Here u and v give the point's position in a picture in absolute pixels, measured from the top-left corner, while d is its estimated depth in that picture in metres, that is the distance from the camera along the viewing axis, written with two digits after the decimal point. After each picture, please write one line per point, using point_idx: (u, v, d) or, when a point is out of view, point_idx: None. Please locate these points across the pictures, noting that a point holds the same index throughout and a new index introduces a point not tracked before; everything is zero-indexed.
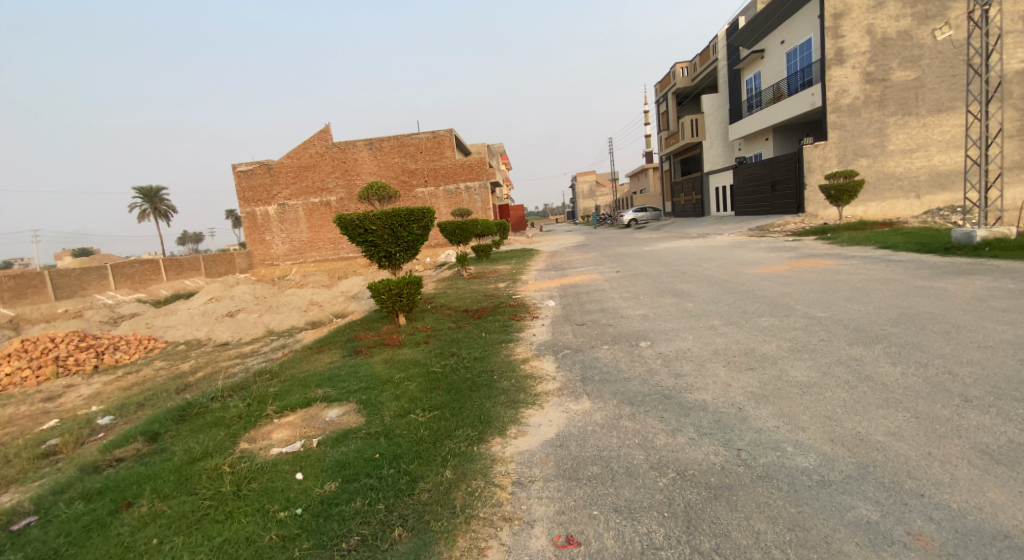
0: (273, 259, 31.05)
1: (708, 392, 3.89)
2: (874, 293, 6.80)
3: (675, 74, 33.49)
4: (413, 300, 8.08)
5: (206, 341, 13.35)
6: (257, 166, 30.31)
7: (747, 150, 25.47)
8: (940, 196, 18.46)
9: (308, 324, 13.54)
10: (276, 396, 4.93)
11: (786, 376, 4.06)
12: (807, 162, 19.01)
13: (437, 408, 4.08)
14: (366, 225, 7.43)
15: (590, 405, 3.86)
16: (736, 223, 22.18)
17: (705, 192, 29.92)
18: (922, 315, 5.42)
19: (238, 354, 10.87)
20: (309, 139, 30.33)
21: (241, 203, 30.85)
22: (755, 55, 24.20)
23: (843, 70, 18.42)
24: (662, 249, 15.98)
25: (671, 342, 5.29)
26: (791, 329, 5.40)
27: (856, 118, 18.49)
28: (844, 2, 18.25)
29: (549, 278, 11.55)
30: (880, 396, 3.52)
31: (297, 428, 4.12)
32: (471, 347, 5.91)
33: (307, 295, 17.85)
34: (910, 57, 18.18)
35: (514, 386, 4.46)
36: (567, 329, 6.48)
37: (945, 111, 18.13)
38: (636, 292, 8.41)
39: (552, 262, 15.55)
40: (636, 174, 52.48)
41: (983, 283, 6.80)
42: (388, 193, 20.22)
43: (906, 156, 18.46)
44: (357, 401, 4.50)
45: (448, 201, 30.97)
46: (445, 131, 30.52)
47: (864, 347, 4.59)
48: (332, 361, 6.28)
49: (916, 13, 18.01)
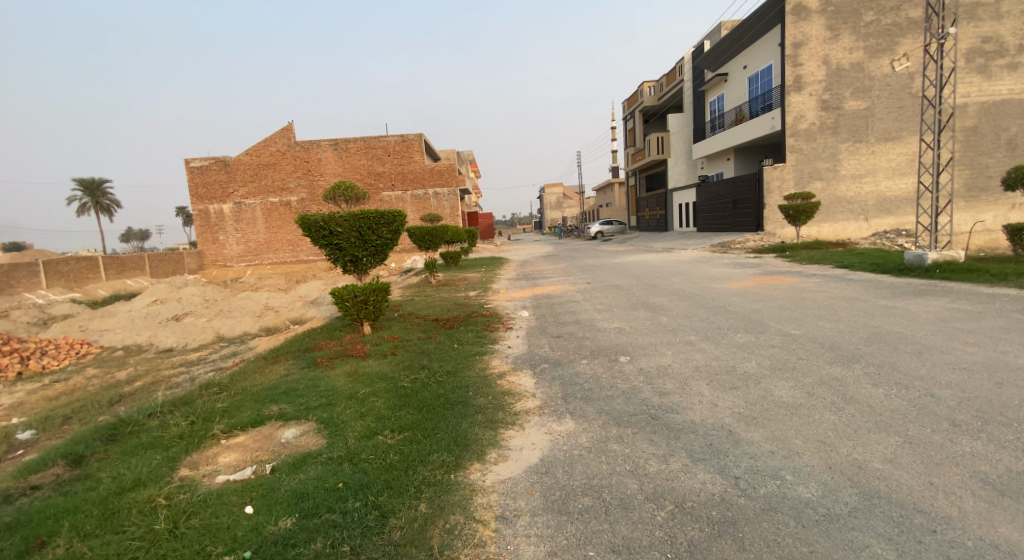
0: (226, 260, 29.61)
1: (695, 413, 3.71)
2: (841, 311, 6.88)
3: (642, 92, 34.18)
4: (380, 308, 7.68)
5: (147, 346, 12.39)
6: (212, 162, 28.95)
7: (710, 169, 26.14)
8: (886, 220, 19.40)
9: (262, 331, 12.79)
10: (225, 413, 4.47)
11: (773, 397, 3.93)
12: (768, 182, 19.61)
13: (408, 428, 3.74)
14: (331, 227, 7.00)
15: (573, 426, 3.63)
16: (698, 238, 22.66)
17: (669, 207, 30.53)
18: (892, 335, 5.44)
19: (183, 362, 10.09)
20: (270, 137, 29.20)
21: (193, 200, 29.31)
22: (718, 77, 24.93)
23: (801, 96, 19.15)
24: (630, 262, 16.03)
25: (650, 358, 5.12)
26: (768, 346, 5.32)
27: (813, 143, 19.24)
28: (803, 32, 19.00)
29: (520, 287, 11.29)
30: (870, 419, 3.42)
31: (247, 450, 3.70)
32: (442, 360, 5.58)
33: (262, 299, 16.97)
34: (862, 88, 19.08)
35: (491, 404, 4.17)
36: (542, 341, 6.25)
37: (893, 140, 19.10)
38: (609, 305, 8.26)
39: (521, 272, 15.34)
40: (602, 187, 53.23)
41: (941, 305, 6.98)
42: (354, 194, 19.55)
43: (858, 181, 19.31)
44: (317, 419, 4.11)
45: (415, 206, 30.40)
46: (413, 136, 30.06)
47: (843, 366, 4.53)
48: (289, 373, 5.82)
49: (868, 47, 18.95)
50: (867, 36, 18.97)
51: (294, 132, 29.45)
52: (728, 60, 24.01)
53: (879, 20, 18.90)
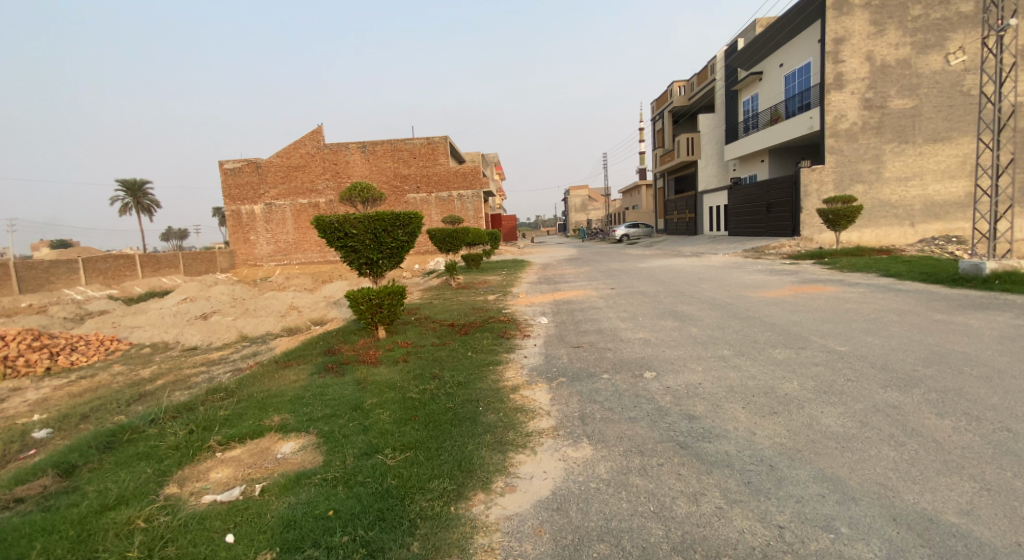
0: (256, 260, 30.18)
1: (730, 442, 3.31)
2: (891, 326, 6.30)
3: (672, 93, 33.38)
4: (395, 312, 7.44)
5: (173, 344, 12.49)
6: (245, 164, 29.57)
7: (743, 171, 25.23)
8: (934, 226, 18.28)
9: (283, 331, 12.76)
10: (225, 422, 4.25)
11: (820, 426, 3.50)
12: (805, 185, 18.73)
13: (410, 447, 3.44)
14: (346, 229, 6.80)
15: (593, 453, 3.27)
16: (730, 243, 21.89)
17: (699, 211, 29.67)
18: (954, 356, 4.88)
19: (204, 361, 10.08)
20: (300, 139, 29.64)
21: (226, 201, 29.98)
22: (753, 76, 24.06)
23: (842, 95, 18.24)
24: (657, 267, 15.50)
25: (678, 375, 4.69)
26: (811, 365, 4.84)
27: (854, 144, 18.29)
28: (845, 27, 18.08)
29: (540, 292, 10.91)
30: (937, 458, 2.97)
31: (240, 466, 3.45)
32: (454, 370, 5.26)
33: (287, 299, 17.07)
34: (908, 85, 18.05)
35: (501, 422, 3.84)
36: (561, 351, 5.89)
37: (942, 141, 17.99)
38: (634, 312, 7.83)
39: (544, 275, 14.98)
40: (629, 190, 52.36)
41: (1004, 321, 6.31)
42: (372, 195, 19.75)
43: (903, 184, 18.29)
44: (317, 433, 3.85)
45: (440, 208, 30.33)
46: (439, 138, 30.01)
47: (900, 392, 4.03)
48: (298, 379, 5.61)
49: (915, 43, 17.93)
50: (915, 31, 17.93)
51: (323, 134, 29.81)
52: (764, 58, 23.14)
53: (927, 14, 17.84)
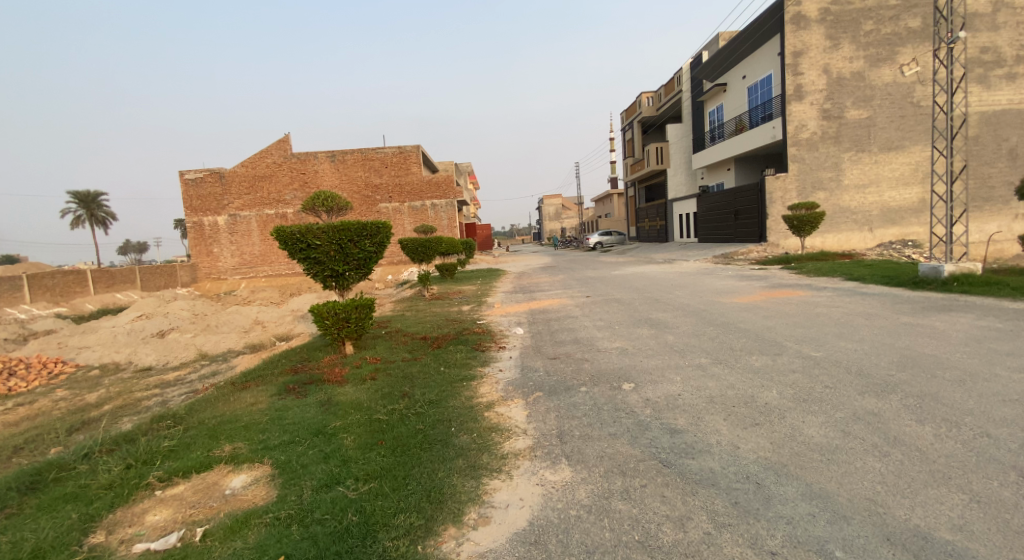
0: (219, 273, 29.08)
1: (713, 458, 3.16)
2: (861, 330, 6.34)
3: (641, 104, 33.91)
4: (363, 326, 7.12)
5: (125, 364, 11.76)
6: (207, 174, 28.61)
7: (710, 179, 25.71)
8: (891, 230, 18.93)
9: (246, 348, 12.19)
10: (170, 454, 3.90)
11: (803, 437, 3.39)
12: (770, 193, 19.15)
13: (375, 477, 3.18)
14: (309, 240, 6.47)
15: (572, 475, 3.07)
16: (700, 249, 22.20)
17: (669, 218, 30.10)
18: (924, 359, 4.88)
19: (158, 383, 9.49)
20: (266, 149, 28.87)
21: (188, 212, 28.89)
22: (717, 88, 24.63)
23: (802, 105, 18.80)
24: (631, 274, 15.50)
25: (657, 386, 4.55)
26: (788, 372, 4.77)
27: (815, 152, 18.83)
28: (803, 41, 18.66)
29: (516, 301, 10.71)
30: (923, 469, 2.88)
31: (182, 505, 3.13)
32: (425, 387, 5.00)
33: (251, 313, 16.41)
34: (863, 97, 18.72)
35: (474, 444, 3.62)
36: (537, 363, 5.70)
37: (895, 150, 18.68)
38: (610, 321, 7.72)
39: (519, 284, 14.80)
40: (601, 199, 52.86)
41: (967, 323, 6.41)
42: (337, 205, 19.23)
43: (861, 191, 18.90)
44: (272, 463, 3.55)
45: (412, 217, 29.85)
46: (411, 147, 29.66)
47: (878, 398, 3.97)
48: (256, 402, 5.27)
49: (868, 56, 18.61)
50: (868, 45, 18.62)
51: (290, 143, 29.10)
52: (727, 70, 23.72)
53: (878, 29, 18.56)
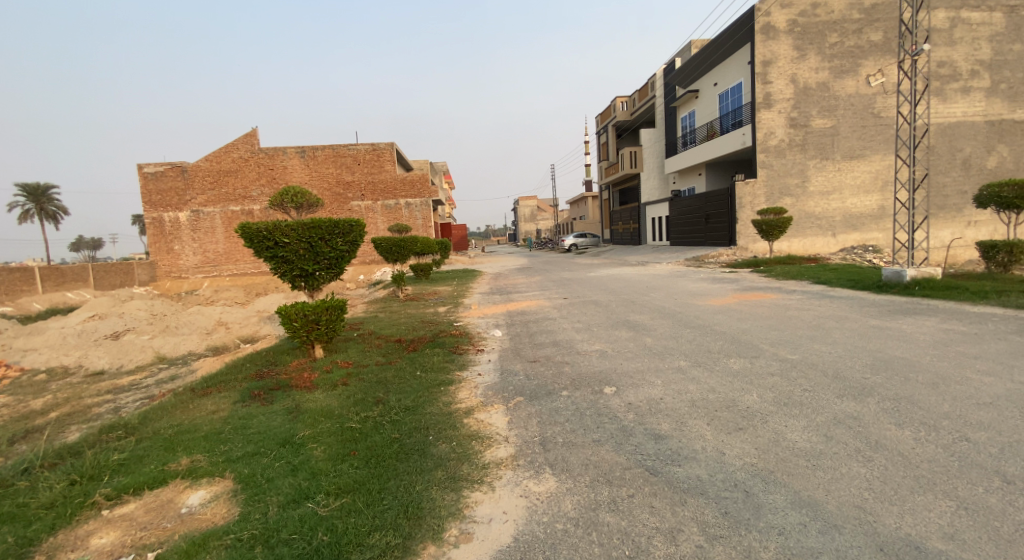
0: (180, 272, 27.96)
1: (700, 466, 3.08)
2: (833, 333, 6.44)
3: (615, 108, 34.20)
4: (334, 328, 6.86)
5: (75, 368, 11.10)
6: (169, 168, 27.49)
7: (682, 183, 26.11)
8: (852, 236, 19.57)
9: (208, 351, 11.67)
10: (121, 469, 3.73)
11: (787, 442, 3.35)
12: (739, 198, 19.55)
13: (347, 491, 3.06)
14: (276, 238, 6.20)
15: (556, 485, 2.96)
16: (671, 252, 22.50)
17: (642, 221, 30.47)
18: (897, 362, 4.95)
19: (111, 388, 8.96)
20: (232, 143, 27.90)
21: (146, 207, 27.69)
22: (690, 94, 25.03)
23: (770, 113, 19.24)
24: (606, 276, 15.54)
25: (638, 390, 4.47)
26: (767, 375, 4.76)
27: (782, 159, 19.30)
28: (772, 51, 19.10)
29: (492, 303, 10.56)
30: (907, 474, 2.87)
31: (132, 527, 2.99)
32: (400, 393, 4.82)
33: (214, 314, 15.76)
34: (827, 107, 19.29)
35: (453, 452, 3.49)
36: (516, 367, 5.56)
37: (857, 158, 19.32)
38: (588, 323, 7.65)
39: (496, 285, 14.65)
40: (576, 201, 53.17)
41: (932, 327, 6.58)
42: (306, 201, 18.69)
43: (825, 198, 19.48)
44: (233, 479, 3.41)
45: (385, 217, 29.32)
46: (384, 145, 29.15)
47: (856, 401, 3.98)
48: (218, 409, 5.02)
49: (833, 67, 19.17)
50: (833, 56, 19.18)
51: (258, 138, 28.21)
52: (699, 77, 24.13)
53: (842, 41, 19.15)
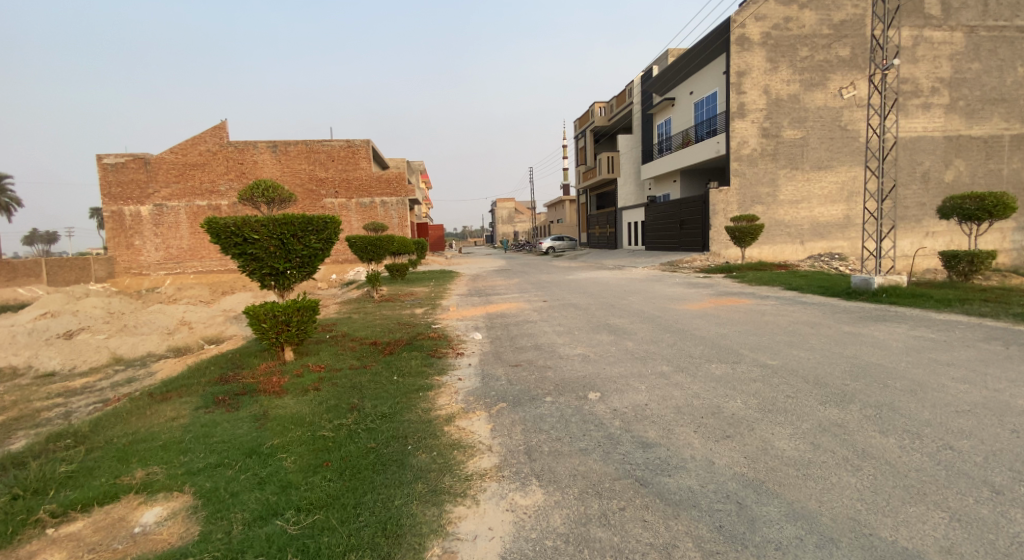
0: (141, 268, 26.80)
1: (691, 475, 2.99)
2: (810, 338, 6.51)
3: (593, 113, 34.40)
4: (305, 330, 6.57)
5: (24, 369, 10.42)
6: (130, 159, 26.36)
7: (657, 189, 26.41)
8: (820, 244, 20.11)
9: (170, 352, 11.12)
10: (68, 482, 3.45)
11: (775, 450, 3.28)
12: (713, 205, 19.87)
13: (320, 507, 2.90)
14: (245, 234, 5.90)
15: (544, 497, 2.84)
16: (646, 257, 22.72)
17: (618, 225, 30.72)
18: (875, 369, 4.98)
19: (63, 391, 8.42)
20: (199, 135, 26.92)
21: (105, 200, 26.48)
22: (666, 101, 25.36)
23: (744, 123, 19.62)
24: (583, 279, 15.53)
25: (622, 395, 4.38)
26: (749, 381, 4.71)
27: (754, 168, 19.70)
28: (746, 62, 19.49)
29: (470, 305, 10.37)
30: (897, 484, 2.83)
31: (79, 550, 2.75)
32: (376, 399, 4.61)
33: (177, 313, 15.10)
34: (798, 118, 19.78)
35: (433, 462, 3.33)
36: (498, 371, 5.41)
37: (825, 169, 19.86)
38: (569, 326, 7.57)
39: (473, 286, 14.48)
40: (553, 204, 53.38)
41: (904, 333, 6.70)
42: (277, 195, 18.09)
43: (794, 206, 19.96)
44: (194, 493, 3.19)
45: (360, 215, 28.77)
46: (360, 142, 28.62)
47: (839, 408, 3.97)
48: (177, 416, 4.72)
49: (804, 80, 19.67)
50: (804, 69, 19.66)
51: (227, 131, 27.30)
52: (675, 85, 24.46)
53: (813, 55, 19.68)
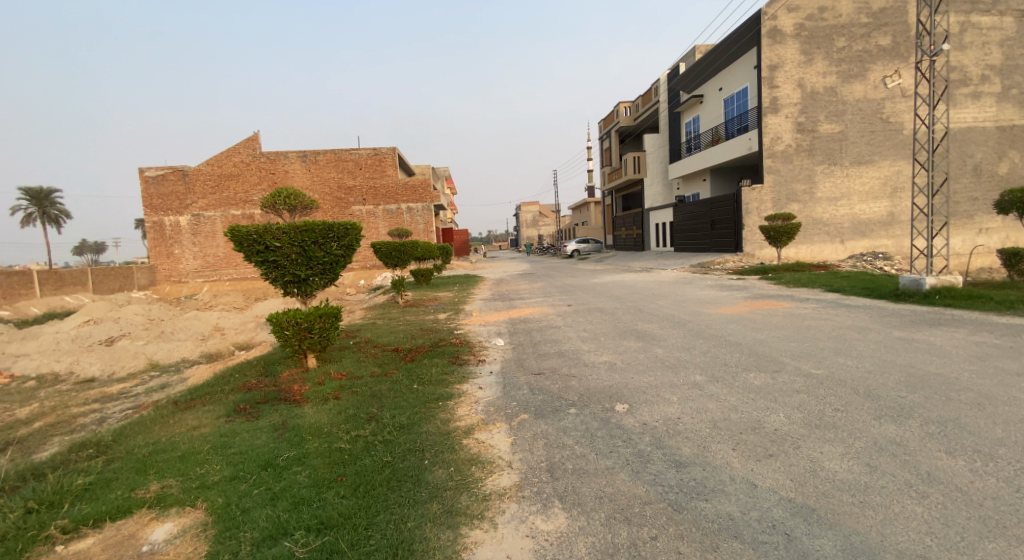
0: (180, 276, 27.71)
1: (730, 501, 2.71)
2: (857, 345, 6.04)
3: (618, 113, 33.88)
4: (327, 337, 6.50)
5: (65, 375, 10.77)
6: (170, 171, 27.30)
7: (687, 189, 25.74)
8: (862, 243, 19.16)
9: (202, 358, 11.33)
10: (84, 495, 3.40)
11: (825, 472, 2.95)
12: (746, 204, 19.19)
13: (330, 526, 2.74)
14: (267, 241, 5.87)
15: (568, 522, 2.61)
16: (676, 259, 22.15)
17: (646, 227, 30.13)
18: (934, 380, 4.54)
19: (99, 396, 8.61)
20: (233, 147, 27.71)
21: (147, 211, 27.47)
22: (694, 99, 24.73)
23: (777, 118, 18.90)
24: (610, 282, 15.18)
25: (652, 408, 4.10)
26: (792, 392, 4.35)
27: (789, 164, 18.94)
28: (779, 55, 18.79)
29: (493, 310, 10.19)
30: (971, 515, 2.49)
31: None
32: (395, 408, 4.46)
33: (211, 319, 15.47)
34: (835, 111, 18.91)
35: (450, 479, 3.14)
36: (520, 380, 5.18)
37: (866, 164, 18.93)
38: (594, 332, 7.30)
39: (497, 291, 14.32)
40: (578, 207, 52.97)
41: (964, 339, 6.17)
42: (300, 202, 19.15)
43: (833, 204, 19.10)
44: (206, 509, 3.09)
45: (387, 221, 29.01)
46: (387, 149, 28.93)
47: (897, 424, 3.59)
48: (198, 425, 4.67)
49: (841, 71, 18.82)
50: (841, 61, 18.83)
51: (259, 142, 28.00)
52: (704, 81, 23.82)
53: (850, 46, 18.82)
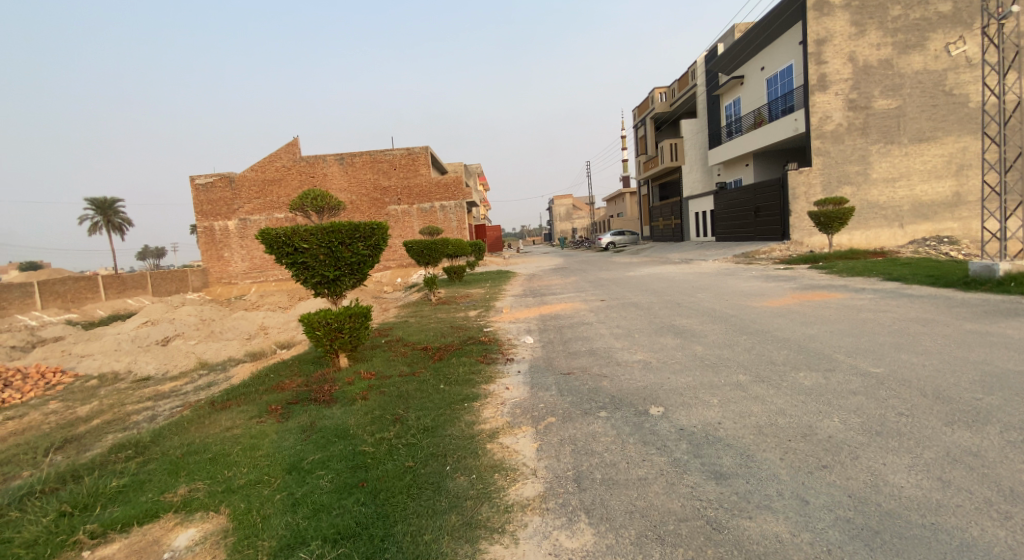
0: (230, 278, 28.87)
1: (779, 520, 2.44)
2: (922, 339, 5.52)
3: (653, 100, 32.97)
4: (358, 336, 6.48)
5: (124, 374, 11.32)
6: (218, 178, 28.45)
7: (728, 175, 24.72)
8: (923, 226, 17.84)
9: (247, 356, 11.68)
10: (117, 499, 3.44)
11: (889, 488, 2.62)
12: (793, 188, 18.21)
13: (347, 536, 2.65)
14: (296, 243, 5.89)
15: (595, 540, 2.41)
16: (718, 248, 21.31)
17: (685, 216, 29.17)
18: (1014, 378, 4.06)
19: (152, 395, 8.98)
20: (275, 152, 28.56)
21: (198, 217, 28.74)
22: (734, 81, 23.70)
23: (826, 96, 17.67)
24: (647, 275, 14.70)
25: (690, 411, 3.83)
26: (847, 394, 3.98)
27: (840, 145, 17.83)
28: (827, 28, 17.69)
29: (525, 306, 10.01)
30: None
31: None
32: (421, 410, 4.36)
33: (256, 319, 15.99)
34: (891, 86, 17.65)
35: (472, 488, 2.99)
36: (549, 380, 4.98)
37: (927, 140, 17.55)
38: (628, 328, 7.00)
39: (530, 286, 14.12)
40: (613, 199, 52.00)
41: None
42: (327, 203, 19.83)
43: (890, 185, 17.85)
44: (229, 514, 3.07)
45: (421, 219, 29.23)
46: (420, 149, 29.13)
47: (971, 431, 3.19)
48: (231, 426, 4.72)
49: (897, 42, 17.56)
50: (896, 31, 17.58)
51: (298, 146, 28.77)
52: (744, 62, 22.78)
53: (906, 14, 17.52)
